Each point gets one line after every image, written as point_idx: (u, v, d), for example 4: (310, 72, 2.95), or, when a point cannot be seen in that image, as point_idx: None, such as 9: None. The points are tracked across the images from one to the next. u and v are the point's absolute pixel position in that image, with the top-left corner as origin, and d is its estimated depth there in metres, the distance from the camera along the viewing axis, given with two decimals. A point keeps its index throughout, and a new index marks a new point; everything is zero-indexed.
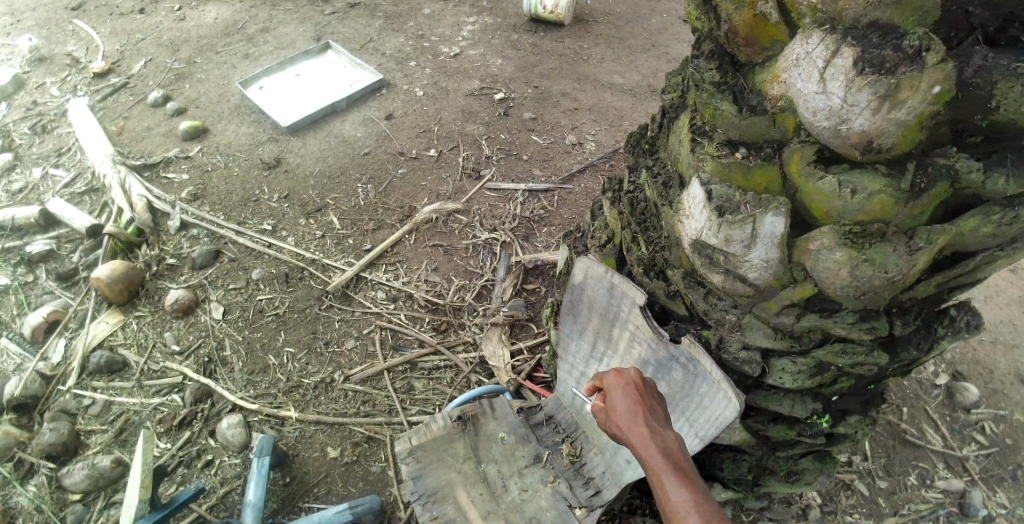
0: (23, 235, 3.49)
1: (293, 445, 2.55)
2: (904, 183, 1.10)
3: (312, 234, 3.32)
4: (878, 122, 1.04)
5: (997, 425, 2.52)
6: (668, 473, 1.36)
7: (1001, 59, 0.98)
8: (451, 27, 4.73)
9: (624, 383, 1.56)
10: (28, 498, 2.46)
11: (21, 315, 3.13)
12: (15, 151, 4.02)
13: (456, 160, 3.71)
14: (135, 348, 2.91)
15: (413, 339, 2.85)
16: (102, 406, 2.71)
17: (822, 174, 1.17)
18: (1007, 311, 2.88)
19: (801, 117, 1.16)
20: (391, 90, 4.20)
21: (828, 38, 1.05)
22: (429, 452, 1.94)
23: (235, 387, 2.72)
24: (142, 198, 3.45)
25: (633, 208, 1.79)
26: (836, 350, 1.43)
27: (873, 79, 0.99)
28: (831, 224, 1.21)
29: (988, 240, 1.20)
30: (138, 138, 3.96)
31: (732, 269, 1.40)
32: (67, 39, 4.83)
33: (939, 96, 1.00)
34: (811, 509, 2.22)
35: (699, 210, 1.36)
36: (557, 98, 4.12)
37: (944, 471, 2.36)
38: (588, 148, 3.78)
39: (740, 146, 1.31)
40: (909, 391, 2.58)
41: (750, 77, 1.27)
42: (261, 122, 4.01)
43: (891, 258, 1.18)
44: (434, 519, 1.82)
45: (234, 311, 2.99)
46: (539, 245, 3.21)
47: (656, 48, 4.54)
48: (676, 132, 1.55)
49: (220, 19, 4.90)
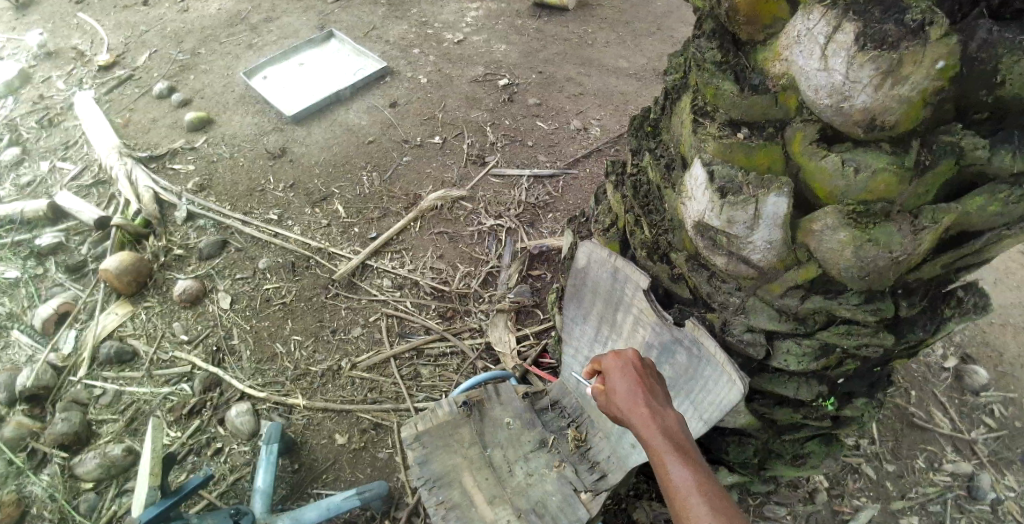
0: (31, 228, 3.51)
1: (301, 432, 2.57)
2: (908, 160, 1.10)
3: (317, 224, 3.33)
4: (881, 99, 1.03)
5: (1006, 409, 2.50)
6: (669, 454, 1.35)
7: (1006, 33, 0.96)
8: (454, 14, 4.70)
9: (622, 364, 1.56)
10: (41, 486, 2.50)
11: (32, 307, 3.16)
12: (23, 145, 4.05)
13: (460, 146, 3.70)
14: (144, 338, 2.93)
15: (419, 326, 2.86)
16: (113, 396, 2.75)
17: (825, 153, 1.16)
18: (1017, 294, 2.85)
19: (804, 95, 1.14)
20: (394, 78, 4.19)
21: (829, 14, 1.03)
22: (435, 437, 1.96)
23: (243, 376, 2.74)
24: (148, 189, 3.46)
25: (635, 192, 1.77)
26: (840, 332, 1.42)
27: (875, 55, 0.97)
28: (835, 204, 1.20)
29: (995, 220, 1.18)
30: (143, 130, 3.98)
31: (735, 251, 1.39)
32: (72, 33, 4.84)
33: (943, 72, 0.98)
34: (818, 493, 2.22)
35: (701, 191, 1.34)
36: (561, 84, 4.09)
37: (952, 455, 2.35)
38: (593, 133, 3.75)
39: (741, 126, 1.28)
40: (918, 375, 2.56)
41: (752, 57, 1.26)
42: (266, 111, 4.01)
43: (894, 237, 1.15)
44: (440, 504, 1.84)
45: (241, 301, 3.01)
46: (544, 231, 3.20)
47: (660, 31, 4.49)
48: (678, 114, 1.53)
49: (223, 10, 4.89)
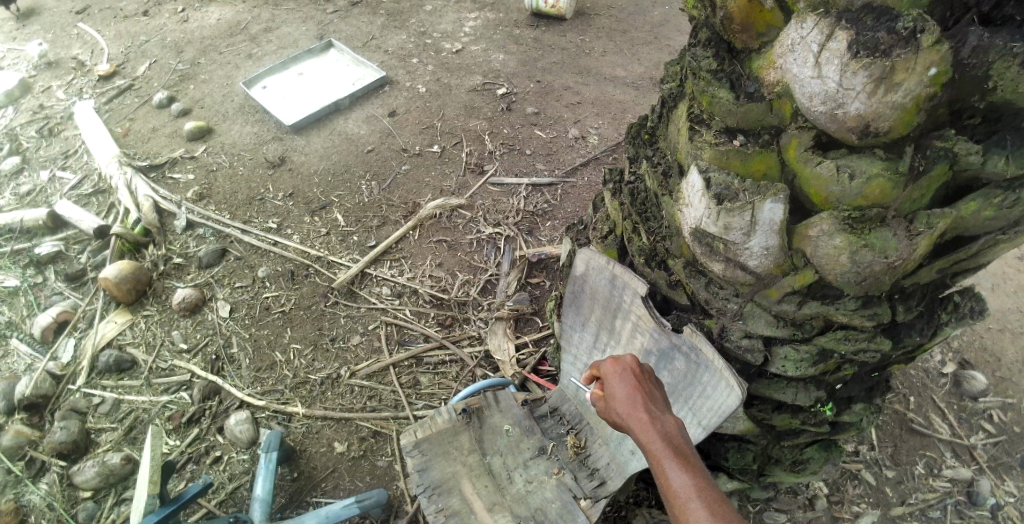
0: (31, 237, 3.52)
1: (300, 440, 2.57)
2: (902, 165, 1.10)
3: (316, 232, 3.34)
4: (874, 106, 1.04)
5: (1004, 414, 2.50)
6: (668, 458, 1.36)
7: (997, 38, 0.97)
8: (453, 23, 4.73)
9: (621, 369, 1.57)
10: (39, 496, 2.49)
11: (31, 316, 3.16)
12: (23, 154, 4.06)
13: (459, 155, 3.72)
14: (143, 347, 2.93)
15: (418, 334, 2.87)
16: (112, 405, 2.74)
17: (819, 159, 1.17)
18: (1014, 299, 2.86)
19: (798, 103, 1.16)
20: (393, 87, 4.21)
21: (822, 22, 1.05)
22: (434, 444, 1.96)
23: (243, 384, 2.74)
24: (147, 198, 3.47)
25: (633, 199, 1.79)
26: (838, 337, 1.43)
27: (868, 62, 0.99)
28: (830, 210, 1.21)
29: (990, 224, 1.19)
30: (143, 139, 4.00)
31: (732, 257, 1.40)
32: (73, 43, 4.87)
33: (935, 78, 0.98)
34: (818, 499, 2.22)
35: (698, 198, 1.35)
36: (559, 92, 4.12)
37: (951, 460, 2.35)
38: (591, 141, 3.77)
39: (737, 133, 1.31)
40: (916, 380, 2.56)
41: (746, 64, 1.28)
42: (265, 121, 4.03)
43: (890, 242, 1.17)
44: (440, 511, 1.83)
45: (241, 309, 3.01)
46: (542, 239, 3.21)
47: (657, 40, 4.53)
48: (674, 122, 1.55)
49: (223, 20, 4.92)
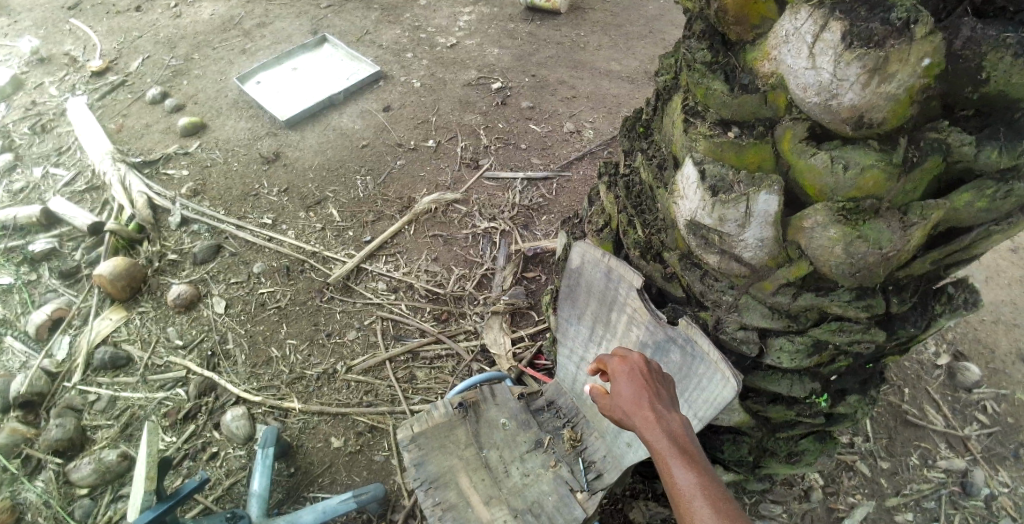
0: (24, 234, 3.50)
1: (296, 435, 2.57)
2: (896, 157, 1.10)
3: (312, 227, 3.33)
4: (868, 97, 1.04)
5: (998, 405, 2.52)
6: (674, 458, 1.36)
7: (990, 30, 0.99)
8: (447, 18, 4.71)
9: (628, 367, 1.56)
10: (36, 493, 2.49)
11: (25, 313, 3.14)
12: (15, 151, 4.03)
13: (454, 150, 3.71)
14: (138, 343, 2.92)
15: (415, 329, 2.86)
16: (108, 401, 2.74)
17: (813, 151, 1.17)
18: (1008, 292, 2.87)
19: (792, 94, 1.16)
20: (388, 82, 4.20)
21: (816, 13, 1.05)
22: (431, 439, 1.95)
23: (239, 380, 2.74)
24: (142, 195, 3.45)
25: (629, 192, 1.80)
26: (833, 329, 1.43)
27: (862, 52, 0.99)
28: (824, 202, 1.21)
29: (983, 216, 1.20)
30: (137, 136, 3.97)
31: (727, 249, 1.40)
32: (64, 39, 4.83)
33: (929, 69, 1.00)
34: (813, 491, 2.23)
35: (693, 190, 1.36)
36: (554, 87, 4.11)
37: (946, 451, 2.37)
38: (586, 136, 3.77)
39: (731, 125, 1.31)
40: (910, 372, 2.58)
41: (740, 56, 1.27)
42: (259, 116, 4.01)
43: (884, 234, 1.17)
44: (436, 505, 1.84)
45: (236, 305, 3.01)
46: (538, 233, 3.21)
47: (653, 34, 4.52)
48: (668, 114, 1.55)
49: (215, 15, 4.89)
